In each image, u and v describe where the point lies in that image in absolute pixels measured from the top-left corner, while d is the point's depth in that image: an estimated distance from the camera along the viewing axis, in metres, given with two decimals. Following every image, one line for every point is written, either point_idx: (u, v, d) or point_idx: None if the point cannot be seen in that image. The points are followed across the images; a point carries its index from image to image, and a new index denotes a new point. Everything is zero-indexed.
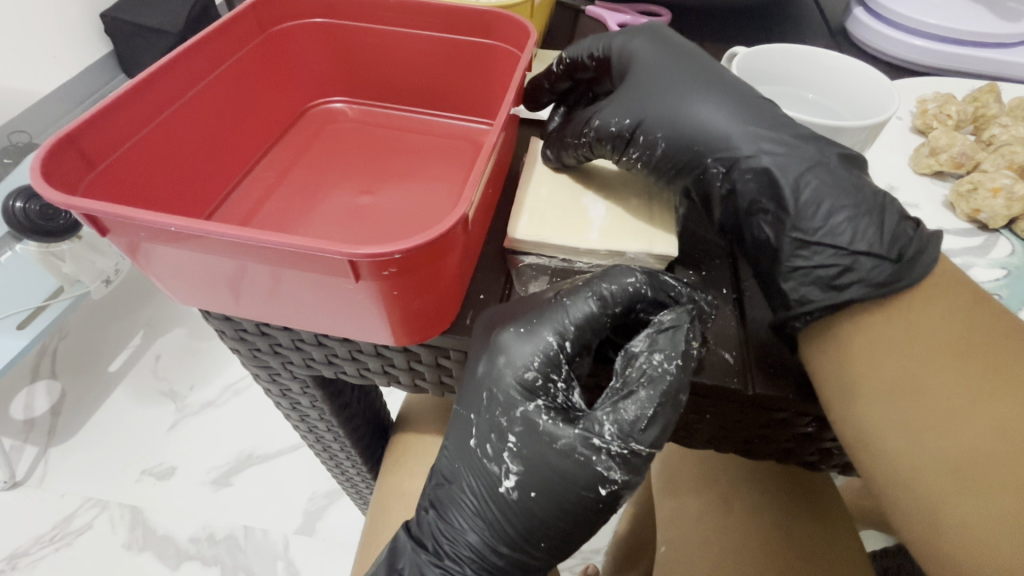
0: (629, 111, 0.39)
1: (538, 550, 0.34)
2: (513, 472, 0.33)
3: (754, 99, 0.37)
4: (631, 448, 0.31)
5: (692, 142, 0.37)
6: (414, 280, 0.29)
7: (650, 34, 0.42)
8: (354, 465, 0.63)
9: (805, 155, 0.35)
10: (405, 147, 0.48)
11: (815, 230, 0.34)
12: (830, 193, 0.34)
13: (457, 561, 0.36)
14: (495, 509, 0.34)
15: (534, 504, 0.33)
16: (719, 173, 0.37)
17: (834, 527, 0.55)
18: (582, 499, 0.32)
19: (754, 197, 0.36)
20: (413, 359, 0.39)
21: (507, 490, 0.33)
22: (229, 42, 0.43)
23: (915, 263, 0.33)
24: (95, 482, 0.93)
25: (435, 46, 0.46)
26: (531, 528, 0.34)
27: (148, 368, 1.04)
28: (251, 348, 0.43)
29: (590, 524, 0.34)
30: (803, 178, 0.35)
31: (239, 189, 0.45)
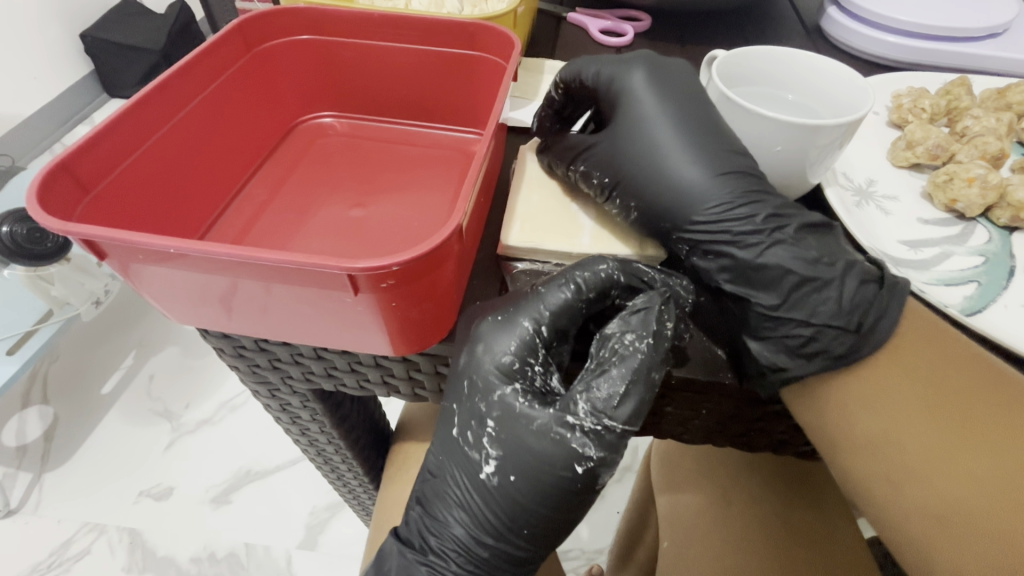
0: (604, 156, 0.39)
1: (522, 541, 0.35)
2: (492, 456, 0.34)
3: (727, 151, 0.37)
4: (604, 424, 0.32)
5: (653, 196, 0.37)
6: (411, 291, 0.30)
7: (648, 65, 0.41)
8: (356, 476, 0.63)
9: (766, 199, 0.36)
10: (395, 159, 0.49)
11: (780, 311, 0.35)
12: (784, 281, 0.34)
13: (442, 559, 0.37)
14: (476, 498, 0.35)
15: (515, 490, 0.34)
16: (684, 249, 0.37)
17: (829, 508, 0.56)
18: (560, 479, 0.33)
19: (715, 275, 0.36)
20: (412, 368, 0.39)
21: (488, 475, 0.34)
22: (217, 63, 0.43)
23: (875, 330, 0.34)
24: (92, 505, 0.92)
25: (420, 59, 0.47)
26: (512, 516, 0.34)
27: (142, 389, 1.04)
28: (250, 364, 0.43)
29: (572, 508, 0.34)
30: (763, 258, 0.35)
31: (232, 208, 0.45)
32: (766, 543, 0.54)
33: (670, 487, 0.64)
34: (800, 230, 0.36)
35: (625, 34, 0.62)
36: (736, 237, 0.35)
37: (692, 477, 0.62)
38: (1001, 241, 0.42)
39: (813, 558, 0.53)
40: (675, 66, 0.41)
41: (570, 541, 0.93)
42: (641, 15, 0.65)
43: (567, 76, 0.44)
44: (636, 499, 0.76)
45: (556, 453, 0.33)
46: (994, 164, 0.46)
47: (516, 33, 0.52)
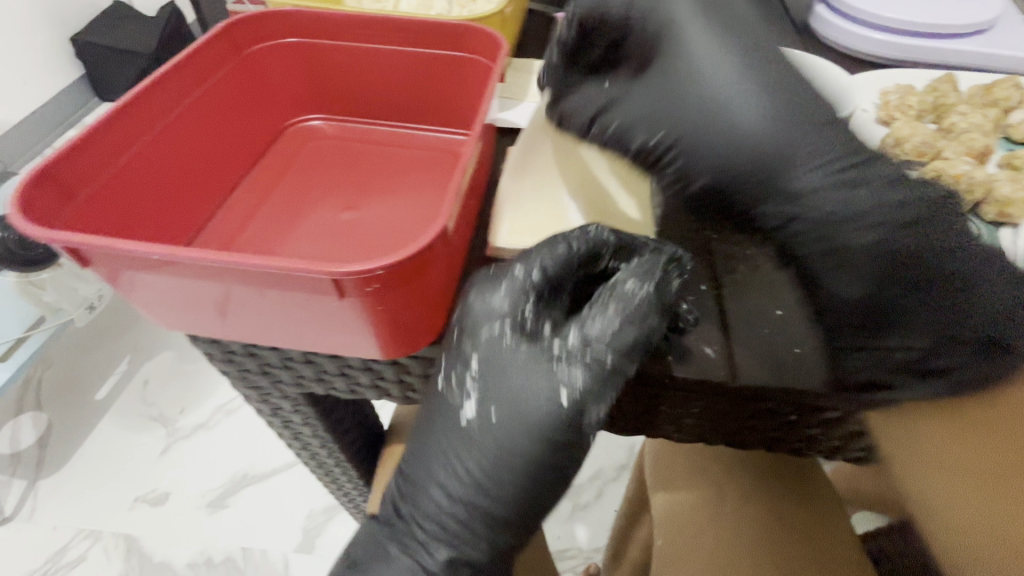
0: (634, 116, 0.36)
1: (501, 495, 0.35)
2: (473, 395, 0.34)
3: (817, 109, 0.33)
4: (593, 360, 0.32)
5: (723, 157, 0.33)
6: (398, 295, 0.30)
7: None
8: (350, 479, 0.63)
9: (874, 167, 0.32)
10: (385, 161, 0.49)
11: (895, 313, 0.32)
12: (896, 270, 0.31)
13: (422, 523, 0.37)
14: (455, 447, 0.35)
15: (495, 433, 0.34)
16: (773, 224, 0.34)
17: (820, 504, 0.57)
18: (546, 418, 0.33)
19: (813, 253, 0.33)
20: (403, 371, 0.39)
21: (468, 420, 0.34)
22: (204, 67, 0.43)
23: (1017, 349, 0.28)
24: (88, 511, 0.92)
25: (409, 60, 0.47)
26: (491, 467, 0.34)
27: (137, 394, 1.03)
28: (240, 369, 0.43)
29: (554, 459, 0.34)
30: (854, 239, 0.32)
31: (221, 213, 0.45)
32: (761, 542, 0.54)
33: (663, 483, 0.64)
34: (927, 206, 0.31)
35: None
36: (838, 214, 0.32)
37: (686, 473, 0.62)
38: (993, 236, 0.41)
39: (807, 555, 0.53)
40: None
41: (568, 540, 0.93)
42: None
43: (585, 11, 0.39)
44: (630, 497, 0.76)
45: (538, 390, 0.33)
46: (981, 160, 0.46)
47: (505, 33, 0.51)
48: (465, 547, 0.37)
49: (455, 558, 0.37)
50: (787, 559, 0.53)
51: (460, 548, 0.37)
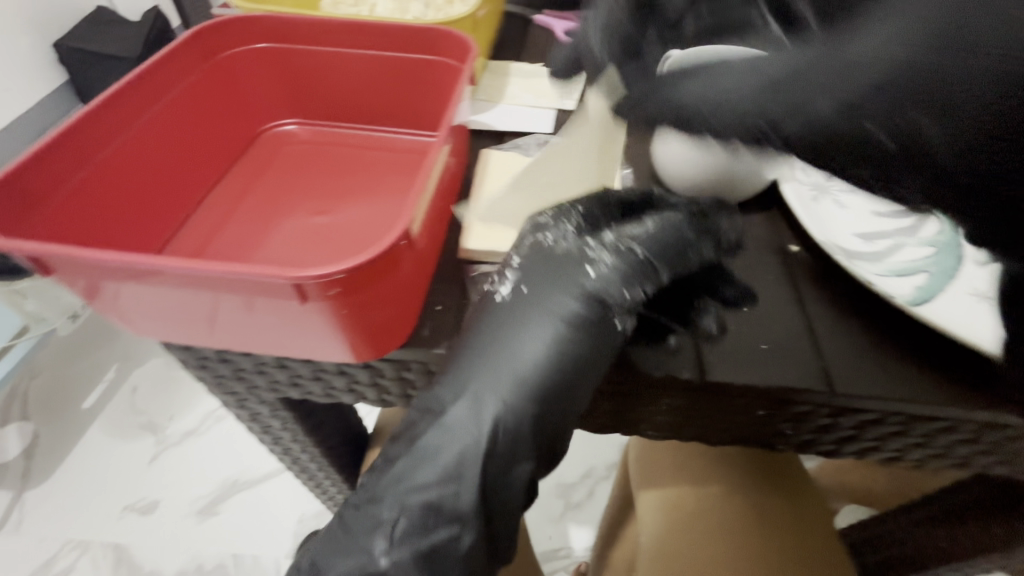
0: (718, 80, 0.28)
1: (513, 397, 0.32)
2: (509, 277, 0.35)
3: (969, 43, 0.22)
4: (630, 246, 0.34)
5: (869, 89, 0.23)
6: (362, 298, 0.30)
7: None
8: (334, 483, 0.63)
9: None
10: (359, 166, 0.49)
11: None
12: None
13: (407, 464, 0.34)
14: (479, 334, 0.34)
15: (526, 310, 0.34)
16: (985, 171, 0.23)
17: (800, 503, 0.59)
18: (571, 298, 0.33)
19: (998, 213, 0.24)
20: (376, 374, 0.39)
21: (502, 298, 0.34)
22: (174, 73, 0.43)
23: None
24: (76, 521, 0.91)
25: (381, 64, 0.47)
26: (511, 356, 0.33)
27: (124, 404, 1.02)
28: (215, 375, 0.43)
29: (577, 349, 0.33)
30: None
31: (194, 220, 0.45)
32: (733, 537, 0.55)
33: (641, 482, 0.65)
34: None
35: None
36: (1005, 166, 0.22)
37: (669, 471, 0.63)
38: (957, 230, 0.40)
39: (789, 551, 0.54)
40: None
41: (560, 540, 0.93)
42: None
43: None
44: (616, 495, 0.77)
45: (576, 270, 0.34)
46: None
47: (478, 37, 0.52)
48: (448, 496, 0.33)
49: (439, 507, 0.33)
50: (772, 555, 0.54)
51: (444, 495, 0.33)
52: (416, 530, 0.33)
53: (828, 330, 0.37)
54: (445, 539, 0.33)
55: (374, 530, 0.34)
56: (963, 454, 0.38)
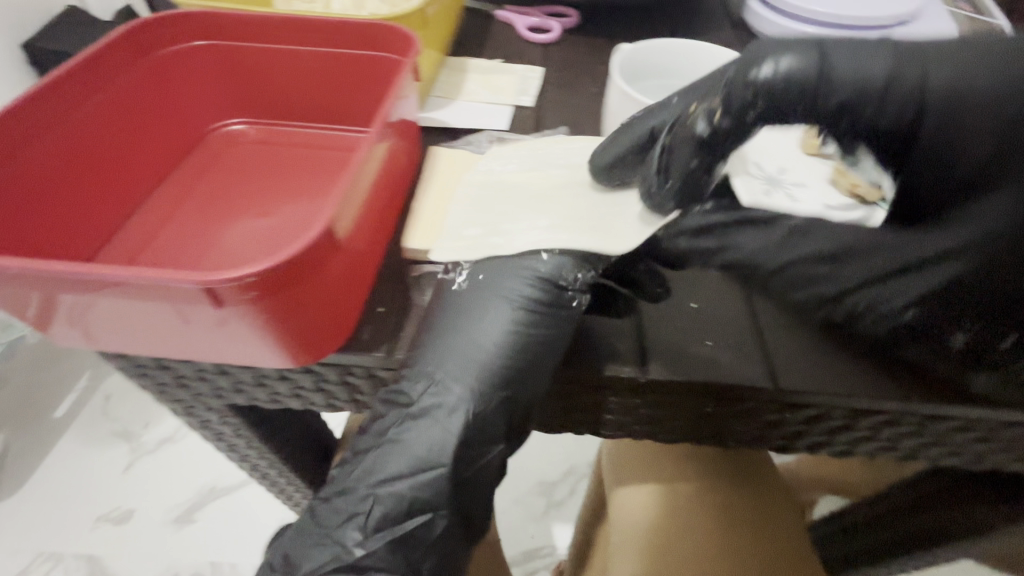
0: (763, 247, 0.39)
1: (475, 377, 0.33)
2: (464, 265, 0.37)
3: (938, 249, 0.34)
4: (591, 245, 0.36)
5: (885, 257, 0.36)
6: (282, 299, 0.29)
7: (898, 64, 0.30)
8: (299, 489, 0.62)
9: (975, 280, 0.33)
10: (305, 164, 0.48)
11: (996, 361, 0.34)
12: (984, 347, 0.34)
13: (376, 455, 0.34)
14: (437, 319, 0.35)
15: (484, 294, 0.35)
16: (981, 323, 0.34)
17: (767, 499, 0.58)
18: (521, 278, 0.35)
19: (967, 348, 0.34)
20: (320, 379, 0.38)
21: (460, 285, 0.36)
22: (105, 70, 0.41)
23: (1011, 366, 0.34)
24: (48, 533, 0.89)
25: (323, 60, 0.46)
26: (471, 338, 0.34)
27: (98, 410, 1.01)
28: (156, 383, 0.41)
29: (534, 329, 0.34)
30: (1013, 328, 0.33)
31: (132, 223, 0.44)
32: (709, 535, 0.55)
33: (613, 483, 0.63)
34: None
35: (552, 30, 0.63)
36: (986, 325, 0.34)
37: (637, 468, 0.61)
38: None
39: (762, 551, 0.54)
40: (934, 53, 0.30)
41: (542, 539, 0.93)
42: (568, 11, 0.65)
43: (733, 97, 0.30)
44: (590, 495, 0.76)
45: (528, 255, 0.36)
46: None
47: (430, 30, 0.50)
48: (419, 485, 0.33)
49: (410, 497, 0.33)
50: (744, 552, 0.54)
51: (415, 485, 0.33)
52: (389, 520, 0.33)
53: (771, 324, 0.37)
54: (417, 528, 0.33)
55: (346, 521, 0.34)
56: (908, 447, 0.38)
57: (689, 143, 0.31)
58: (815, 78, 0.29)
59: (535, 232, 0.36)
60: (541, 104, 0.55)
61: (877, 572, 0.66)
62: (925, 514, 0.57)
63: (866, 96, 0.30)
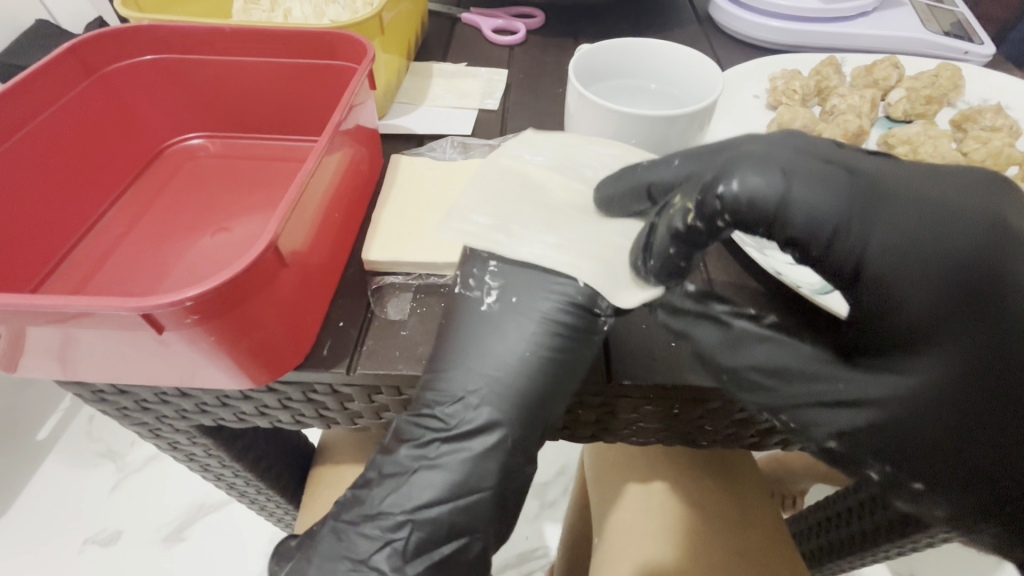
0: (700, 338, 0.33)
1: (506, 401, 0.33)
2: (494, 287, 0.35)
3: (885, 386, 0.30)
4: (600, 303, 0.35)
5: (816, 374, 0.32)
6: (231, 320, 0.29)
7: (851, 195, 0.28)
8: (278, 503, 0.61)
9: (913, 433, 0.30)
10: (266, 177, 0.48)
11: (916, 500, 0.32)
12: (907, 488, 0.32)
13: (411, 481, 0.34)
14: (463, 335, 0.34)
15: (515, 318, 0.35)
16: (910, 475, 0.31)
17: (748, 495, 0.58)
18: (555, 307, 0.34)
19: (891, 482, 0.32)
20: (284, 398, 0.37)
21: (489, 305, 0.35)
22: (53, 90, 0.41)
23: (932, 510, 0.32)
24: (35, 558, 0.86)
25: (278, 71, 0.45)
26: (499, 359, 0.34)
27: (82, 430, 0.99)
28: (118, 408, 0.40)
29: (561, 353, 0.34)
30: (936, 490, 0.31)
31: (84, 245, 0.42)
32: (705, 537, 0.54)
33: (602, 486, 0.62)
34: (965, 476, 0.30)
35: (517, 32, 0.62)
36: (916, 480, 0.31)
37: (618, 470, 0.61)
38: None
39: (764, 550, 0.54)
40: (905, 198, 0.28)
41: (537, 540, 0.92)
42: (534, 11, 0.64)
43: (702, 213, 0.29)
44: (576, 495, 0.75)
45: (562, 280, 0.35)
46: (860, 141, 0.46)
47: (390, 37, 0.50)
48: (458, 510, 0.33)
49: (447, 522, 0.33)
50: (750, 553, 0.54)
51: (454, 510, 0.33)
52: (425, 545, 0.33)
53: None
54: (454, 551, 0.34)
55: (381, 547, 0.33)
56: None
57: (669, 233, 0.31)
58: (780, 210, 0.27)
59: (537, 246, 0.36)
60: (506, 106, 0.54)
61: (861, 560, 0.66)
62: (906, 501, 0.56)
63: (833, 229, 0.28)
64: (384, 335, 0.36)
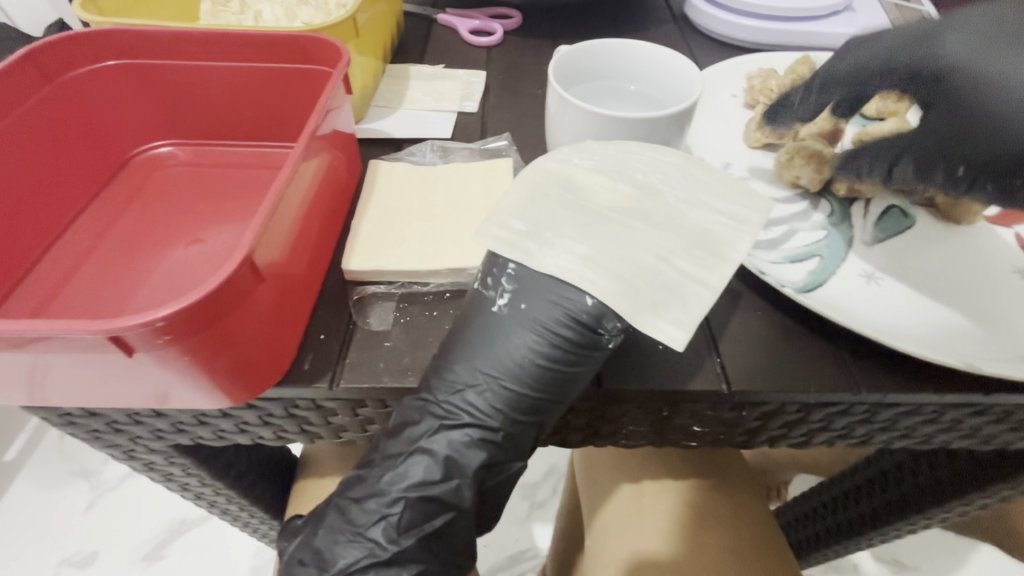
0: (691, 368, 0.35)
1: (502, 405, 0.33)
2: (508, 290, 0.33)
3: (911, 376, 0.34)
4: (604, 329, 0.32)
5: (850, 385, 0.34)
6: (204, 340, 0.28)
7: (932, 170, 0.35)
8: (262, 520, 0.59)
9: (929, 403, 0.35)
10: (242, 185, 0.46)
11: (917, 434, 0.39)
12: (913, 426, 0.38)
13: (408, 462, 0.33)
14: (474, 336, 0.33)
15: (522, 326, 0.33)
16: (916, 421, 0.37)
17: (739, 491, 0.59)
18: (558, 319, 0.32)
19: (901, 430, 0.38)
20: (265, 414, 0.36)
21: (500, 308, 0.33)
22: (11, 98, 0.39)
23: (927, 439, 0.39)
24: None
25: (252, 77, 0.44)
26: (504, 362, 0.33)
27: (53, 449, 0.95)
28: (89, 430, 0.38)
29: (562, 367, 0.33)
30: (939, 420, 0.37)
31: (48, 260, 0.41)
32: (696, 536, 0.54)
33: (592, 490, 0.62)
34: (964, 413, 0.36)
35: (495, 32, 0.62)
36: (920, 422, 0.37)
37: (609, 471, 0.61)
38: (841, 215, 0.42)
39: (754, 549, 0.54)
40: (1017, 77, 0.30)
41: (526, 542, 0.92)
42: (512, 12, 0.64)
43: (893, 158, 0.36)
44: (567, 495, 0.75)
45: (569, 290, 0.32)
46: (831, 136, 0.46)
47: (365, 37, 0.48)
48: (450, 490, 0.33)
49: (440, 500, 0.33)
50: (740, 552, 0.54)
51: (447, 490, 0.33)
52: (416, 520, 0.33)
53: (720, 316, 0.38)
54: (444, 525, 0.33)
55: (377, 521, 0.33)
56: (888, 417, 0.36)
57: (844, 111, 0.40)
58: (855, 80, 0.37)
59: (564, 258, 0.33)
60: (486, 109, 0.53)
61: (847, 549, 0.68)
62: (889, 489, 0.58)
63: (848, 84, 0.38)
64: (368, 346, 0.35)
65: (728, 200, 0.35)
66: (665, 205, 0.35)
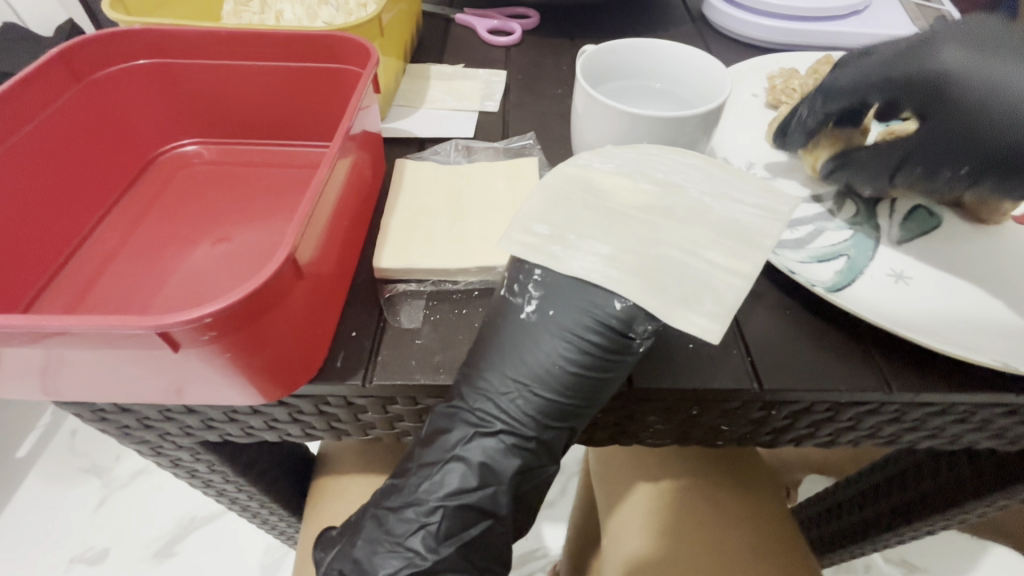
0: (721, 367, 0.35)
1: (534, 411, 0.33)
2: (535, 297, 0.33)
3: (945, 377, 0.34)
4: (633, 334, 0.32)
5: (883, 385, 0.34)
6: (243, 338, 0.28)
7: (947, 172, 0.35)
8: (281, 517, 0.60)
9: (960, 403, 0.35)
10: (267, 184, 0.47)
11: (945, 434, 0.39)
12: (941, 427, 0.38)
13: (444, 470, 0.33)
14: (502, 343, 0.34)
15: (550, 333, 0.33)
16: (945, 421, 0.37)
17: (758, 491, 0.59)
18: (587, 326, 0.32)
19: (930, 430, 0.38)
20: (296, 411, 0.36)
21: (528, 315, 0.33)
22: (41, 98, 0.39)
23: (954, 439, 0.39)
24: None
25: (279, 77, 0.44)
26: (534, 369, 0.33)
27: (64, 446, 0.96)
28: (119, 426, 0.39)
29: (592, 373, 0.33)
30: (967, 420, 0.37)
31: (76, 257, 0.41)
32: (716, 536, 0.54)
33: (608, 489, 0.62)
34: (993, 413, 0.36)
35: (513, 32, 0.62)
36: (948, 423, 0.37)
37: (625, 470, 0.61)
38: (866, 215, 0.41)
39: (774, 549, 0.54)
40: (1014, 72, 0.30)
41: (536, 541, 0.92)
42: (529, 12, 0.64)
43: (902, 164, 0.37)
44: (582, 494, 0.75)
45: (598, 296, 0.32)
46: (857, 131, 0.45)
47: (389, 37, 0.49)
48: (485, 497, 0.33)
49: (475, 508, 0.33)
50: (760, 552, 0.54)
51: (483, 497, 0.33)
52: (455, 528, 0.33)
53: (747, 318, 0.38)
54: (480, 534, 0.33)
55: (416, 530, 0.33)
56: (917, 417, 0.36)
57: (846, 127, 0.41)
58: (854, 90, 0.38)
59: (588, 260, 0.33)
60: (506, 108, 0.54)
61: (864, 549, 0.68)
62: (909, 489, 0.58)
63: (848, 97, 0.38)
64: (400, 343, 0.35)
65: (756, 195, 0.35)
66: (689, 198, 0.34)
